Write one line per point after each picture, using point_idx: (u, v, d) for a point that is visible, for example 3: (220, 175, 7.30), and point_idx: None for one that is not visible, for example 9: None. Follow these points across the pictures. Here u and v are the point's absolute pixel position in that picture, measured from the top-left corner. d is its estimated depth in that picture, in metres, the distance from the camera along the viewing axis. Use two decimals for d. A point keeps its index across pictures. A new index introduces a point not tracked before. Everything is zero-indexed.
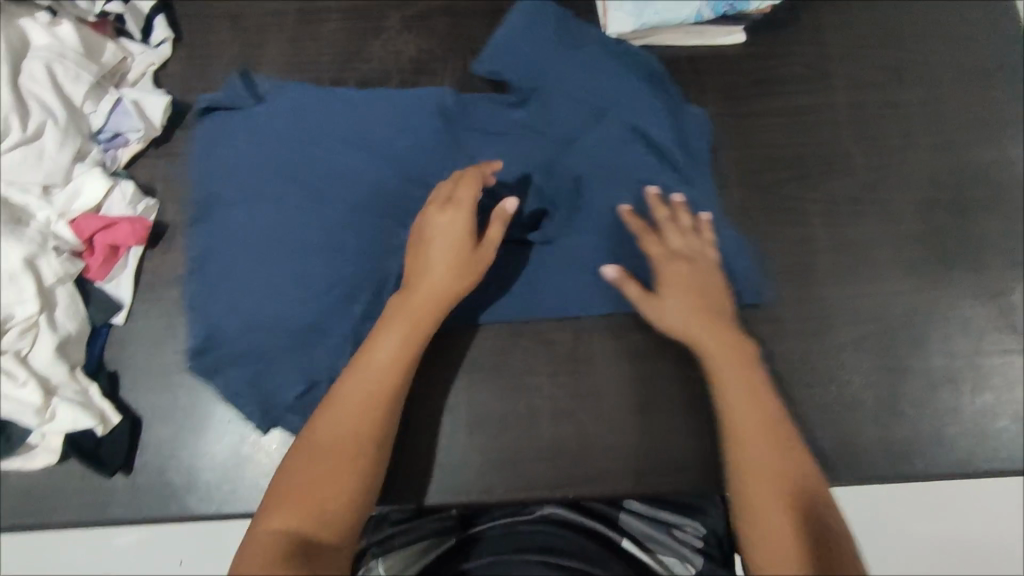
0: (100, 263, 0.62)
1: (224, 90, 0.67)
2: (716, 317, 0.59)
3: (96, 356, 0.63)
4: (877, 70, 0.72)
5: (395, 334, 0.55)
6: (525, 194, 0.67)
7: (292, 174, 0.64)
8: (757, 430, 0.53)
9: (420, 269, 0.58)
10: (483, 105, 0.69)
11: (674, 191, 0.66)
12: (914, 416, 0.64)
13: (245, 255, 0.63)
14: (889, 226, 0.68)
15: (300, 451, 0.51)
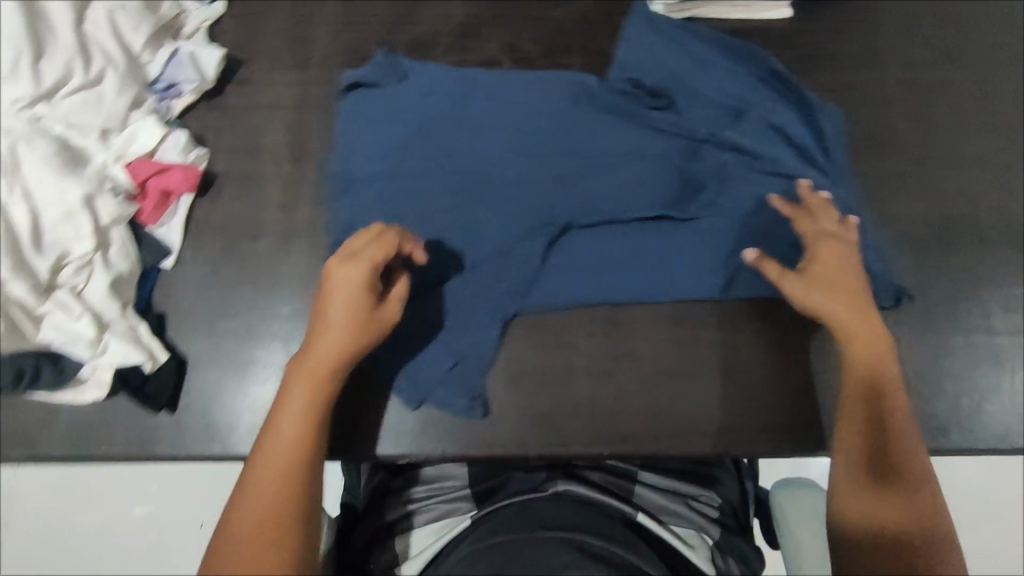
0: (153, 206, 0.65)
1: (374, 66, 0.69)
2: (865, 307, 0.60)
3: (145, 298, 0.65)
4: (920, 50, 0.75)
5: (300, 405, 0.54)
6: (584, 157, 0.68)
7: (444, 156, 0.67)
8: (874, 430, 0.56)
9: (320, 332, 0.57)
10: (623, 95, 0.70)
11: (729, 159, 0.68)
12: (955, 391, 0.66)
13: (403, 234, 0.66)
14: (932, 203, 0.70)
15: (222, 537, 0.51)
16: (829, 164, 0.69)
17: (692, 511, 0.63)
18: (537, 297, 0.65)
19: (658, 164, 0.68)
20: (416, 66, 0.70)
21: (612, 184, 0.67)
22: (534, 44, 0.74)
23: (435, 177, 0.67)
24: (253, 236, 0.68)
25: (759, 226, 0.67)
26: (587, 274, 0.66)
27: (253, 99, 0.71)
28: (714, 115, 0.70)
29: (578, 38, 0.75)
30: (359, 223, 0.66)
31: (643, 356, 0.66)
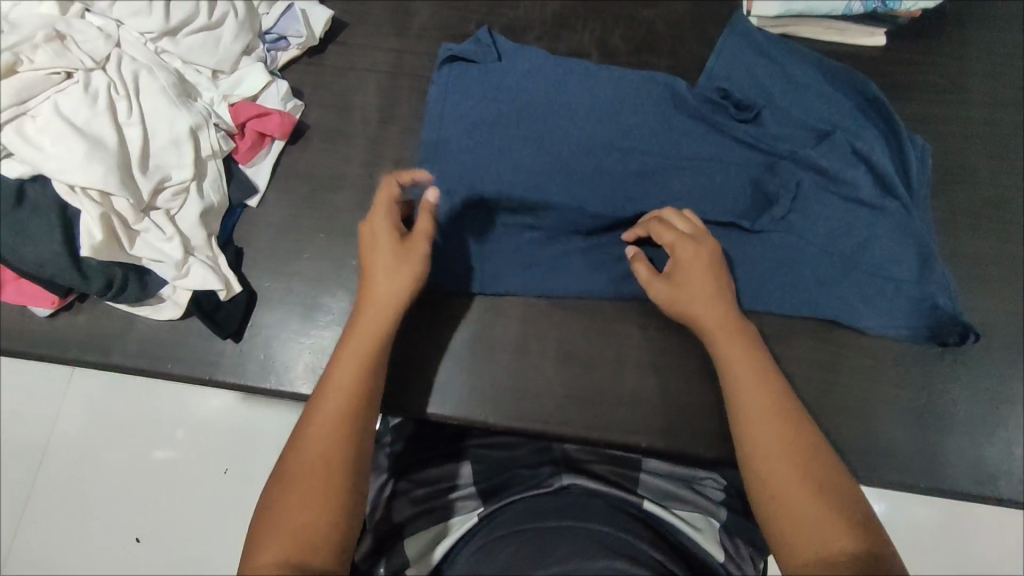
0: (248, 147, 0.69)
1: (471, 43, 0.71)
2: (721, 299, 0.59)
3: (228, 232, 0.69)
4: (1015, 93, 0.74)
5: (345, 359, 0.56)
6: (663, 155, 0.70)
7: (524, 136, 0.70)
8: (761, 409, 0.53)
9: (366, 287, 0.59)
10: (708, 98, 0.70)
11: (805, 175, 0.68)
12: (1008, 438, 0.64)
13: (474, 202, 0.68)
14: (1009, 247, 0.69)
15: (275, 487, 0.50)
16: (911, 198, 0.67)
17: (694, 498, 0.65)
18: (602, 286, 0.67)
19: (732, 175, 0.69)
20: (514, 50, 0.72)
21: (684, 185, 0.69)
22: (624, 41, 0.76)
23: (518, 157, 0.69)
24: (333, 187, 0.71)
25: (831, 248, 0.66)
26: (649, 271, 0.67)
27: (350, 61, 0.75)
28: (800, 131, 0.70)
29: (667, 41, 0.76)
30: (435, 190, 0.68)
31: (693, 356, 0.66)
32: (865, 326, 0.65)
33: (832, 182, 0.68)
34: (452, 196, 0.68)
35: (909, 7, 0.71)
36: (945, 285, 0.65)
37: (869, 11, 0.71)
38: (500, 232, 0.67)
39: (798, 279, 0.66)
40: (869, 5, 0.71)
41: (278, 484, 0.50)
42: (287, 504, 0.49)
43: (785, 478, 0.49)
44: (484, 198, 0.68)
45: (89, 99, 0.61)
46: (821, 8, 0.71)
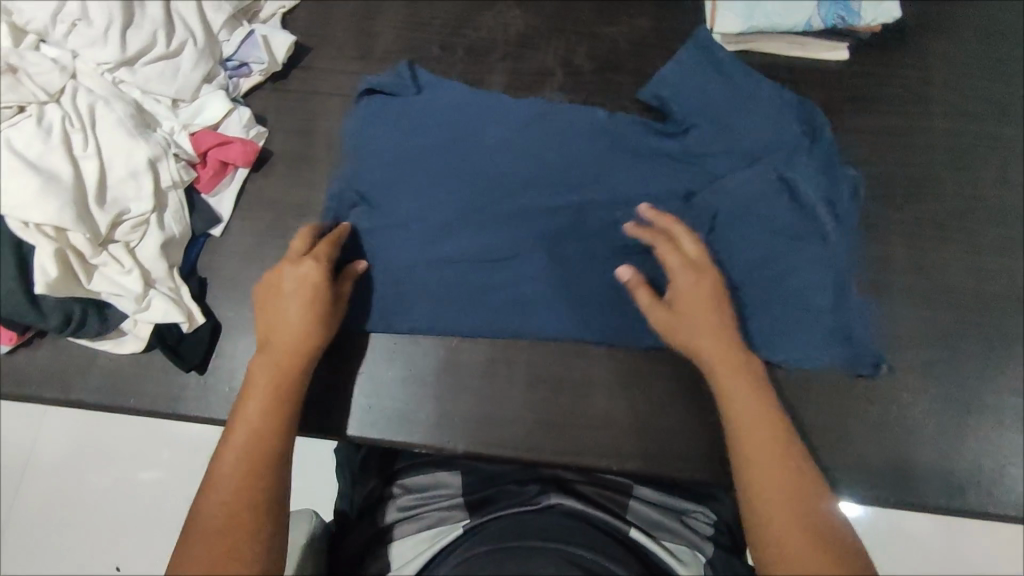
0: (210, 176, 0.68)
1: (390, 75, 0.71)
2: (724, 329, 0.59)
3: (191, 263, 0.68)
4: (977, 103, 0.75)
5: (262, 396, 0.55)
6: (627, 173, 0.69)
7: (449, 170, 0.69)
8: (762, 440, 0.53)
9: (281, 322, 0.59)
10: (636, 127, 0.71)
11: (722, 208, 0.68)
12: (977, 450, 0.64)
13: (391, 239, 0.68)
14: (973, 257, 0.69)
15: (192, 536, 0.49)
16: (836, 222, 0.68)
17: (682, 528, 0.61)
18: (564, 308, 0.67)
19: (657, 207, 0.68)
20: (435, 82, 0.72)
21: (638, 207, 0.68)
22: (588, 59, 0.76)
23: (438, 192, 0.69)
24: (298, 214, 0.71)
25: (750, 278, 0.67)
26: (586, 300, 0.67)
27: (314, 85, 0.75)
28: (727, 159, 0.69)
29: (631, 58, 0.76)
30: (366, 225, 0.68)
31: (663, 374, 0.66)
32: (780, 357, 0.65)
33: (748, 214, 0.68)
34: (367, 237, 0.68)
35: (868, 23, 0.71)
36: (859, 317, 0.66)
37: (829, 26, 0.72)
38: (413, 273, 0.67)
39: None
40: (828, 20, 0.71)
41: (191, 538, 0.48)
42: (203, 551, 0.47)
43: (778, 513, 0.50)
44: (410, 232, 0.68)
45: (43, 133, 0.60)
46: (781, 25, 0.71)
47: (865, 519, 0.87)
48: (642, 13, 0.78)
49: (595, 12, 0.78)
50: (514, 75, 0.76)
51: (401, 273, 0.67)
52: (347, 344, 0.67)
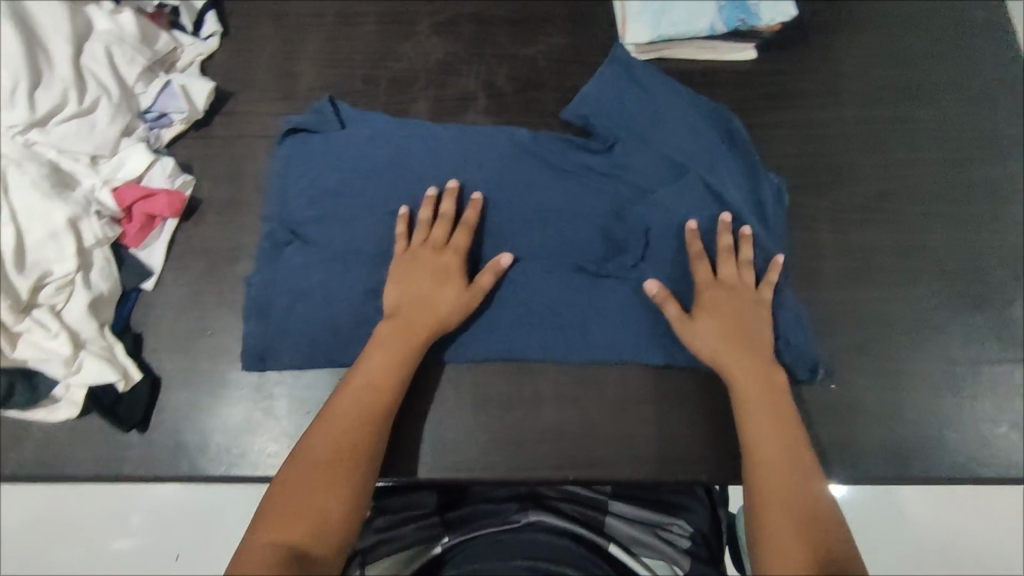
0: (136, 230, 0.67)
1: (311, 114, 0.72)
2: (749, 348, 0.61)
3: (123, 319, 0.67)
4: (882, 89, 0.79)
5: (384, 357, 0.60)
6: (554, 190, 0.71)
7: (377, 202, 0.69)
8: (779, 455, 0.56)
9: (405, 291, 0.63)
10: (560, 145, 0.72)
11: (649, 218, 0.69)
12: (917, 420, 0.66)
13: (322, 275, 0.67)
14: (891, 234, 0.72)
15: (296, 463, 0.53)
16: (763, 224, 0.70)
17: (659, 542, 0.61)
18: (507, 327, 0.67)
19: (588, 224, 0.70)
20: (357, 117, 0.73)
21: (568, 220, 0.70)
22: (509, 80, 0.78)
23: (368, 224, 0.69)
24: (232, 259, 0.70)
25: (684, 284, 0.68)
26: (527, 320, 0.67)
27: (239, 129, 0.75)
28: (651, 171, 0.71)
29: (550, 75, 0.79)
30: (297, 264, 0.67)
31: (609, 380, 0.67)
32: None
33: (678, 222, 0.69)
34: (295, 280, 0.67)
35: (767, 24, 0.74)
36: (793, 317, 0.67)
37: (731, 29, 0.74)
38: (348, 308, 0.66)
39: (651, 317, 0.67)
40: (729, 24, 0.74)
41: (297, 461, 0.54)
42: (299, 486, 0.52)
43: (780, 529, 0.51)
44: (346, 265, 0.67)
45: None
46: (686, 31, 0.74)
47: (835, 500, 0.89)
48: (557, 31, 0.81)
49: (512, 34, 0.80)
50: (438, 102, 0.77)
51: (335, 309, 0.66)
52: (292, 384, 0.67)
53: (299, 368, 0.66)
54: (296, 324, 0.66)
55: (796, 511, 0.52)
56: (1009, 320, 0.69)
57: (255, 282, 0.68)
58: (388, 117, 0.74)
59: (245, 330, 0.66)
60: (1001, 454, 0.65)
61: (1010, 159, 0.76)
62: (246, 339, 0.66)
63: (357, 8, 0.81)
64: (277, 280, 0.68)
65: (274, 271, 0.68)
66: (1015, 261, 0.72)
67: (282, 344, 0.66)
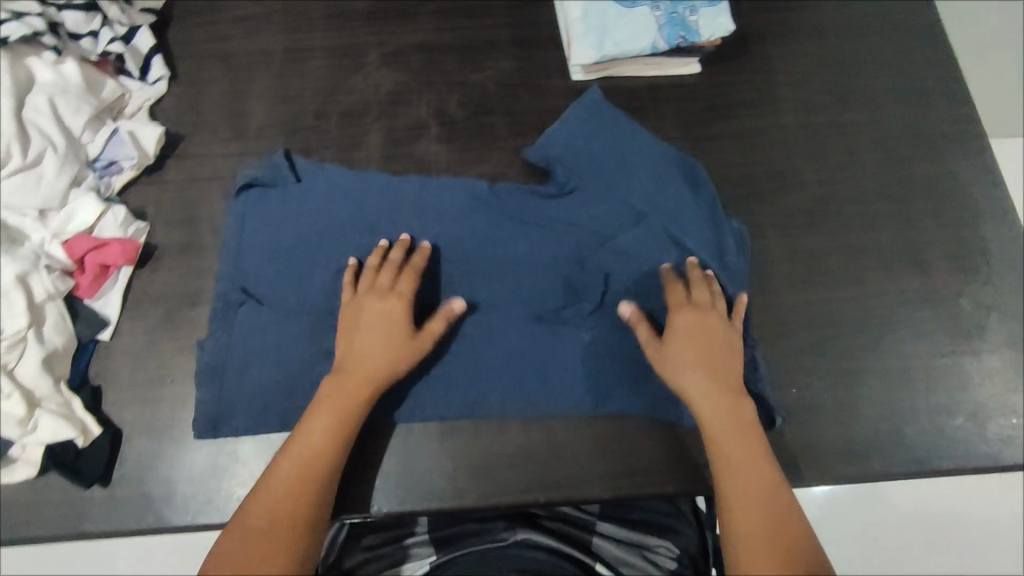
0: (89, 281, 0.67)
1: (267, 167, 0.73)
2: (719, 377, 0.64)
3: (80, 373, 0.65)
4: (822, 94, 0.81)
5: (328, 415, 0.61)
6: (513, 234, 0.72)
7: (332, 258, 0.71)
8: (749, 486, 0.59)
9: (353, 343, 0.64)
10: (520, 194, 0.74)
11: (608, 263, 0.72)
12: (875, 417, 0.67)
13: (277, 330, 0.68)
14: (838, 236, 0.74)
15: (240, 525, 0.56)
16: (727, 272, 0.71)
17: (644, 563, 0.68)
18: (468, 377, 0.68)
19: (547, 271, 0.71)
20: (313, 170, 0.74)
21: (526, 266, 0.72)
22: (459, 107, 0.79)
23: (322, 277, 0.70)
24: (190, 303, 0.70)
25: (643, 324, 0.70)
26: (486, 368, 0.68)
27: (192, 172, 0.75)
28: (608, 219, 0.73)
29: (500, 99, 0.80)
30: (249, 328, 0.68)
31: (575, 400, 0.67)
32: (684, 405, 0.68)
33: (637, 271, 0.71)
34: (250, 338, 0.68)
35: (707, 38, 0.76)
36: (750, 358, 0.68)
37: (673, 46, 0.76)
38: (306, 364, 0.67)
39: (609, 361, 0.69)
40: (670, 41, 0.76)
41: (239, 523, 0.57)
42: (243, 551, 0.55)
43: (757, 560, 0.56)
44: (303, 322, 0.68)
45: None
46: (628, 50, 0.76)
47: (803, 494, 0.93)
48: (505, 56, 0.82)
49: (460, 61, 0.81)
50: (390, 132, 0.78)
51: (292, 364, 0.67)
52: (253, 428, 0.66)
53: (256, 424, 0.66)
54: (252, 388, 0.66)
55: (772, 533, 0.57)
56: (958, 311, 0.71)
57: (209, 345, 0.67)
58: (344, 169, 0.74)
59: (198, 396, 0.66)
60: (961, 445, 0.67)
61: (950, 154, 0.78)
62: (198, 406, 0.65)
63: (305, 44, 0.82)
64: (231, 346, 0.67)
65: (228, 334, 0.68)
66: (960, 253, 0.74)
67: (235, 411, 0.66)
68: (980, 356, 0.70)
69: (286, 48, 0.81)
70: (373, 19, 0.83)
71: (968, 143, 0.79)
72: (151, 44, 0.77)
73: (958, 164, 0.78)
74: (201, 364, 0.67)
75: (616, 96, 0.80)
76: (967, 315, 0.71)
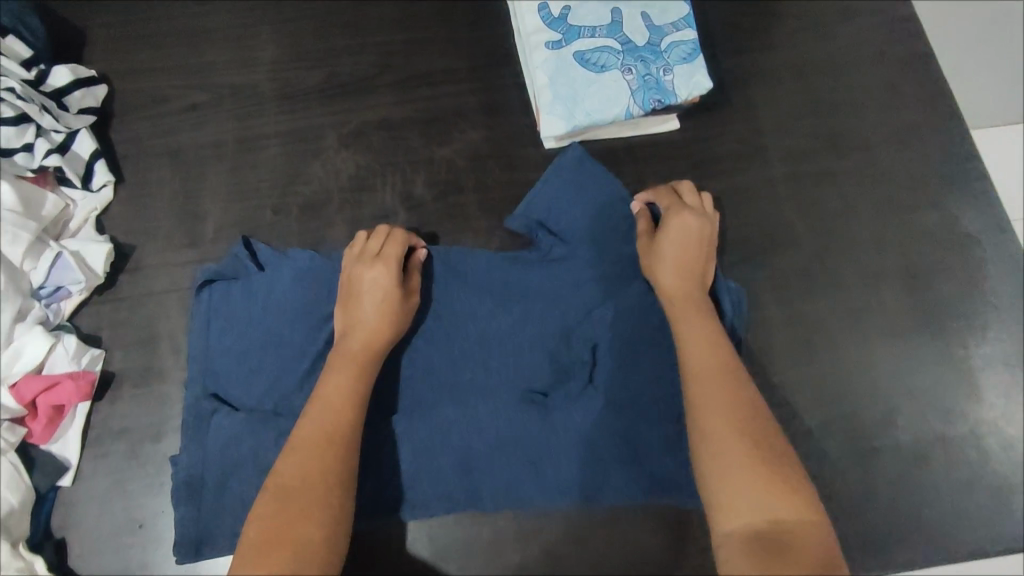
0: (43, 426, 0.62)
1: (226, 260, 0.68)
2: (694, 273, 0.64)
3: (42, 527, 0.61)
4: (809, 141, 0.77)
5: (343, 376, 0.58)
6: (499, 310, 0.68)
7: (302, 354, 0.64)
8: (710, 367, 0.55)
9: (357, 314, 0.62)
10: (504, 262, 0.70)
11: (597, 338, 0.67)
12: (892, 499, 0.64)
13: (248, 440, 0.62)
14: (839, 298, 0.70)
15: (267, 498, 0.50)
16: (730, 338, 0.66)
17: None
18: (456, 469, 0.64)
19: (530, 348, 0.67)
20: (277, 258, 0.68)
21: (510, 346, 0.67)
22: (427, 188, 0.75)
23: (295, 374, 0.64)
24: (155, 435, 0.65)
25: (637, 403, 0.65)
26: (475, 464, 0.64)
27: (146, 286, 0.70)
28: (591, 288, 0.69)
29: (470, 175, 0.75)
30: (223, 438, 0.62)
31: (575, 503, 0.64)
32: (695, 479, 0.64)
33: (632, 343, 0.66)
34: (224, 451, 0.62)
35: (684, 98, 0.71)
36: None
37: (648, 109, 0.71)
38: None
39: (605, 446, 0.64)
40: (645, 105, 0.71)
41: (265, 498, 0.50)
42: (272, 523, 0.48)
43: (720, 439, 0.51)
44: (279, 429, 0.62)
45: None
46: (602, 119, 0.71)
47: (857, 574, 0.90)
48: (472, 126, 0.77)
49: (424, 136, 0.76)
50: (356, 223, 0.73)
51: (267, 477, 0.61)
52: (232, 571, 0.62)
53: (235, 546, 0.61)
54: (232, 506, 0.61)
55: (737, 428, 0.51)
56: (970, 373, 0.68)
57: (184, 461, 0.62)
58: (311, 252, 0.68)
59: (178, 515, 0.61)
60: (986, 522, 0.63)
61: (951, 197, 0.74)
62: (178, 528, 0.61)
63: (258, 131, 0.77)
64: (207, 456, 0.62)
65: (200, 446, 0.62)
66: (968, 307, 0.70)
67: (216, 530, 0.61)
68: (999, 422, 0.66)
69: (237, 136, 0.76)
70: (328, 97, 0.78)
71: (967, 184, 0.74)
72: (92, 149, 0.72)
73: (959, 207, 0.73)
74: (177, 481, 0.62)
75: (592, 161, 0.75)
76: (981, 375, 0.67)
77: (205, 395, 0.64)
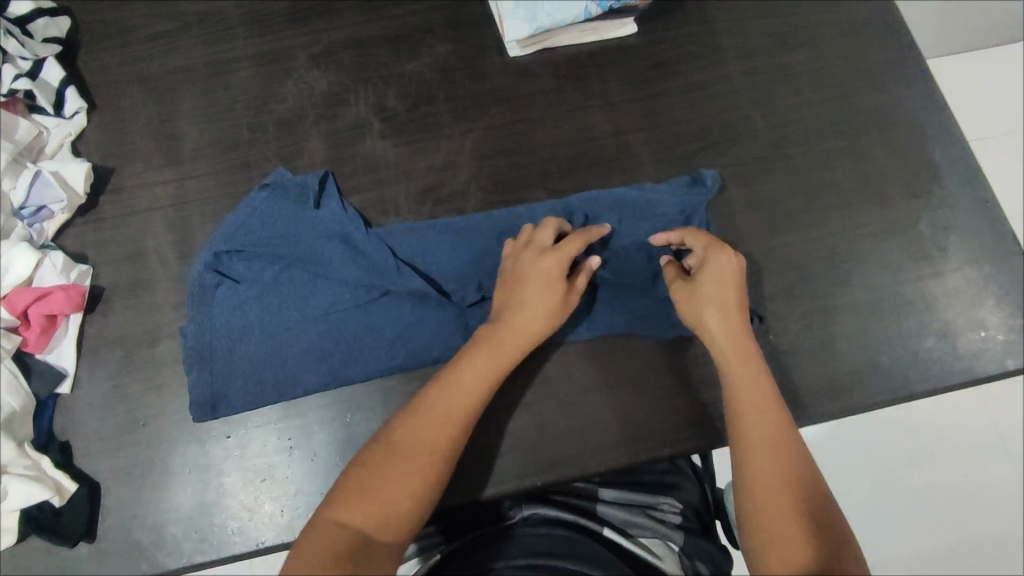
0: (37, 335, 0.63)
1: (295, 180, 0.70)
2: (747, 344, 0.63)
3: (45, 432, 0.63)
4: (761, 39, 0.80)
5: (483, 362, 0.60)
6: (476, 189, 0.73)
7: (303, 236, 0.68)
8: (769, 449, 0.59)
9: (517, 296, 0.63)
10: (477, 229, 0.71)
11: (574, 197, 0.73)
12: (850, 350, 0.69)
13: (257, 309, 0.67)
14: (794, 178, 0.75)
15: (385, 446, 0.57)
16: (693, 197, 0.73)
17: (652, 522, 0.69)
18: (452, 321, 0.68)
19: (530, 209, 0.72)
20: (335, 202, 0.70)
21: (497, 211, 0.72)
22: (399, 99, 0.76)
23: (296, 252, 0.68)
24: (150, 341, 0.67)
25: (614, 250, 0.71)
26: (471, 312, 0.69)
27: (128, 205, 0.71)
28: (560, 159, 0.75)
29: (440, 86, 0.77)
30: (231, 307, 0.66)
31: (564, 344, 0.68)
32: (674, 325, 0.69)
33: (608, 200, 0.73)
34: (232, 318, 0.66)
35: None
36: None
37: (606, 9, 0.76)
38: (290, 336, 0.66)
39: (588, 291, 0.69)
40: (603, 4, 0.75)
41: (390, 443, 0.57)
42: (377, 475, 0.55)
43: (777, 522, 0.56)
44: (283, 295, 0.67)
45: None
46: (559, 21, 0.75)
47: (828, 443, 1.09)
48: (439, 41, 0.79)
49: (392, 51, 0.78)
50: (331, 135, 0.75)
51: (274, 341, 0.66)
52: (236, 459, 0.64)
53: (245, 407, 0.65)
54: (243, 365, 0.65)
55: (791, 493, 0.57)
56: (916, 237, 0.73)
57: (193, 332, 0.66)
58: (350, 205, 0.71)
59: (190, 380, 0.65)
60: (935, 364, 0.69)
61: (893, 82, 0.79)
62: (193, 392, 0.64)
63: (228, 55, 0.78)
64: (214, 325, 0.66)
65: (208, 316, 0.66)
66: (911, 180, 0.75)
67: (229, 389, 0.65)
68: (944, 276, 0.72)
69: (208, 61, 0.77)
70: (296, 20, 0.79)
71: (908, 70, 0.79)
72: (61, 76, 0.72)
73: (900, 92, 0.79)
74: (186, 352, 0.66)
75: (557, 66, 0.78)
76: (926, 240, 0.73)
77: (207, 268, 0.67)
